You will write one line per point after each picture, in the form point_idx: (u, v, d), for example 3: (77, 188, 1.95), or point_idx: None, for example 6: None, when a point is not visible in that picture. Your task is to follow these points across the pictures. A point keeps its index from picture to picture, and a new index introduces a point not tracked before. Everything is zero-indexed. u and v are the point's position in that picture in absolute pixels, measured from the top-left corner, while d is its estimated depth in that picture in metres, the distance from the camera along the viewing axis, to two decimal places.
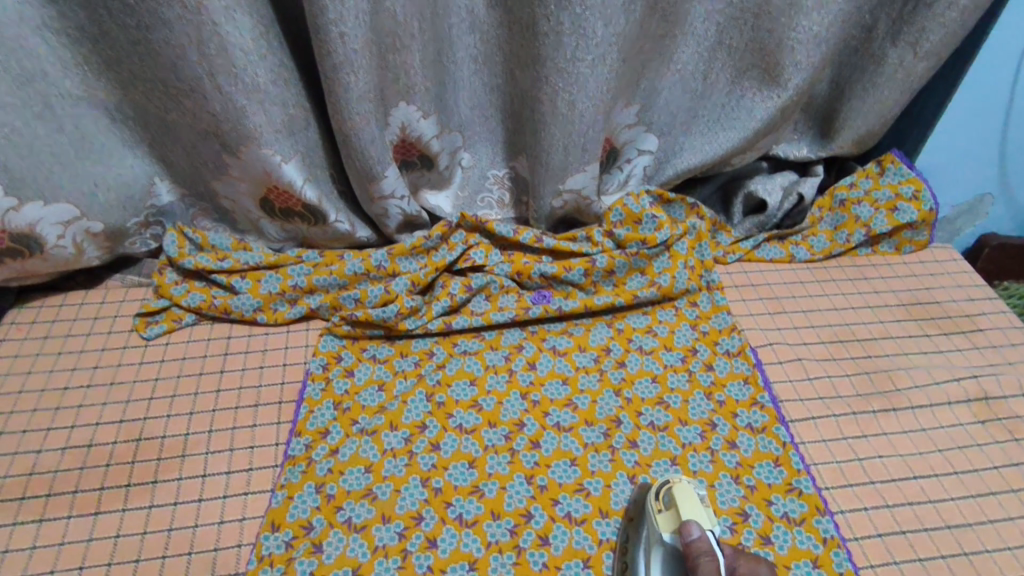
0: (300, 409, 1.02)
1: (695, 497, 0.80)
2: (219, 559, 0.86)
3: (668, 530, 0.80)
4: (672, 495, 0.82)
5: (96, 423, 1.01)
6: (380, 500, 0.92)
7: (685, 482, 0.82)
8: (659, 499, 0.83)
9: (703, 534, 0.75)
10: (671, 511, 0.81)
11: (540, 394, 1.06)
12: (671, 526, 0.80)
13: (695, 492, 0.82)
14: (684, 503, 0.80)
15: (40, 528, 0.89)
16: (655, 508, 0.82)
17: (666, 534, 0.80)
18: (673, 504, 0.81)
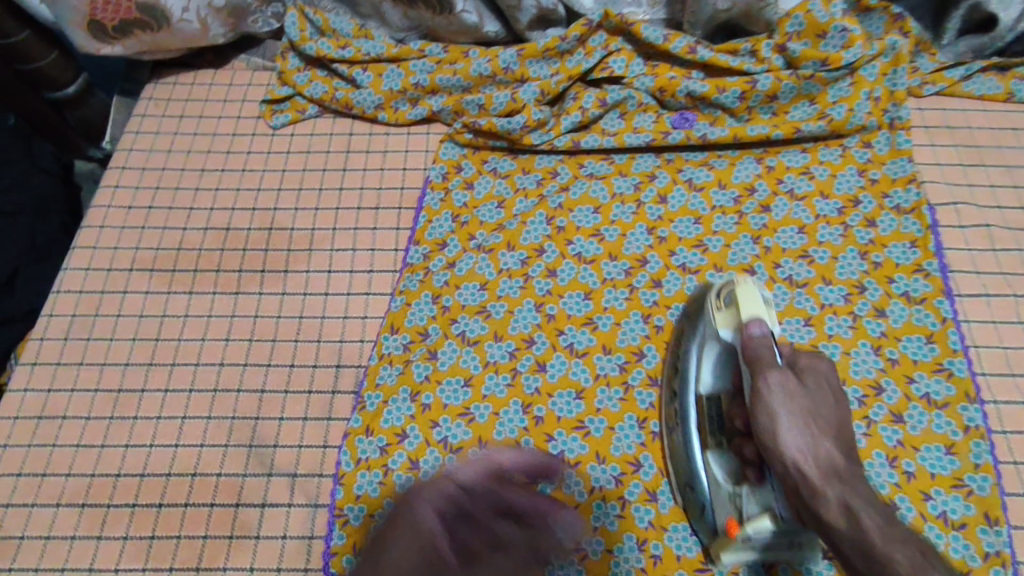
0: (419, 217, 1.00)
1: (757, 297, 0.77)
2: (345, 350, 0.92)
3: (726, 327, 0.79)
4: (731, 293, 0.79)
5: (232, 207, 1.05)
6: (494, 319, 0.92)
7: (747, 281, 0.79)
8: (718, 297, 0.81)
9: (765, 332, 0.74)
10: (730, 308, 0.79)
11: (669, 231, 0.98)
12: (730, 324, 0.79)
13: (756, 290, 0.78)
14: (745, 301, 0.77)
15: (191, 300, 0.97)
16: (713, 306, 0.81)
17: (724, 330, 0.79)
18: (733, 303, 0.79)
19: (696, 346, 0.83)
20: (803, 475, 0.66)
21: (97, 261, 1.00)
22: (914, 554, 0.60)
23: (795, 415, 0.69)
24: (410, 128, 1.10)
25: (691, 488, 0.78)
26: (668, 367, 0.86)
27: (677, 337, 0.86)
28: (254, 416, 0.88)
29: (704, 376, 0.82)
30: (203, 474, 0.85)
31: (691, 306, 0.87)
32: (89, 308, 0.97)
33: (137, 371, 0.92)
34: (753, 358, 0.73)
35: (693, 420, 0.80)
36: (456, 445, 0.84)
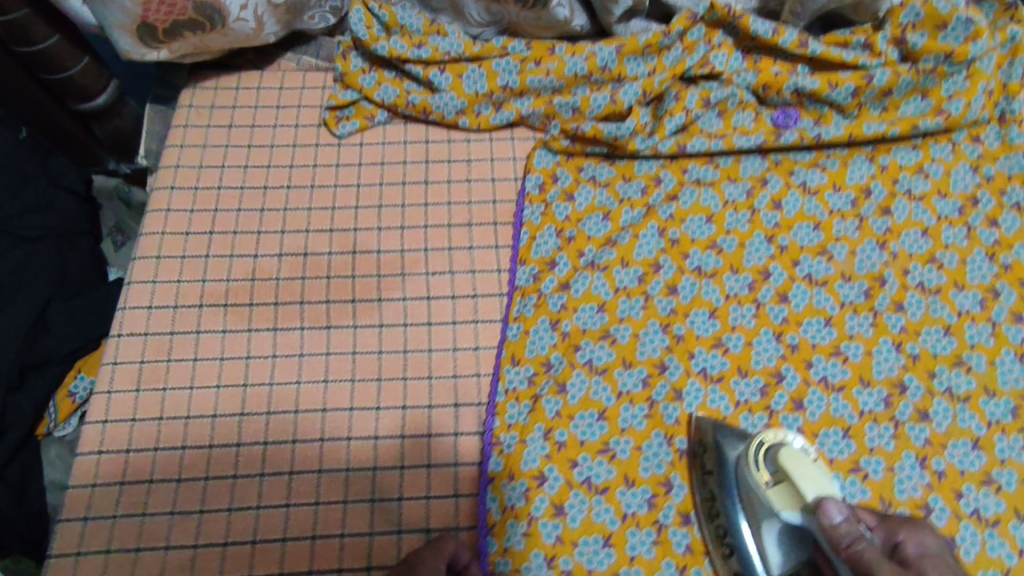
0: (520, 235, 0.93)
1: (807, 466, 0.71)
2: (460, 386, 0.84)
3: (790, 508, 0.71)
4: (779, 463, 0.72)
5: (306, 229, 0.95)
6: (620, 343, 0.86)
7: (792, 448, 0.73)
8: (761, 463, 0.75)
9: (844, 514, 0.65)
10: (786, 484, 0.72)
11: (789, 239, 0.92)
12: (794, 505, 0.71)
13: (806, 458, 0.72)
14: (802, 480, 0.70)
15: (276, 337, 0.87)
16: (764, 484, 0.73)
17: (790, 513, 0.71)
18: (785, 479, 0.72)
19: (741, 512, 0.75)
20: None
21: (160, 297, 0.89)
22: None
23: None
24: (492, 133, 1.01)
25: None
26: (708, 528, 0.76)
27: (708, 477, 0.78)
28: (371, 467, 0.80)
29: (768, 553, 0.73)
30: (324, 535, 0.77)
31: (714, 456, 0.78)
32: (160, 354, 0.85)
33: (228, 423, 0.82)
34: (853, 553, 0.62)
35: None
36: (601, 486, 0.78)
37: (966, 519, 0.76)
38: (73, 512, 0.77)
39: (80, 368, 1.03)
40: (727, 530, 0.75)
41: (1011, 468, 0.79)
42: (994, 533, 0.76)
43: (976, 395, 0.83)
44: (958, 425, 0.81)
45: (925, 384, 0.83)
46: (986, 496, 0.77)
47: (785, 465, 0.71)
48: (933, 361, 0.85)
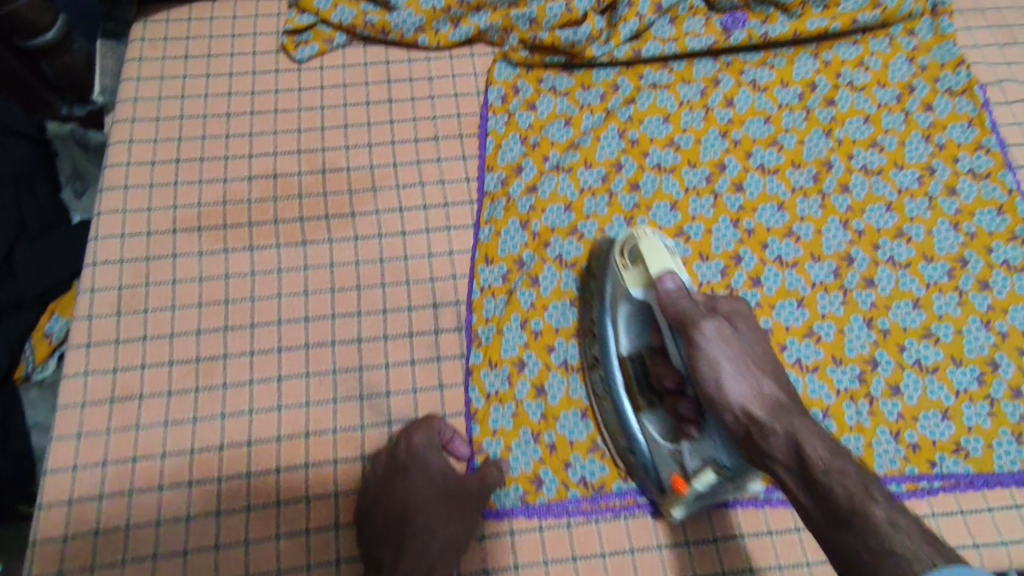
0: (486, 144, 0.96)
1: (660, 249, 0.74)
2: (438, 289, 0.87)
3: (638, 287, 0.76)
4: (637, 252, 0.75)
5: (273, 153, 0.95)
6: (588, 239, 0.90)
7: (651, 234, 0.76)
8: (625, 251, 0.78)
9: (677, 286, 0.71)
10: (639, 267, 0.76)
11: (742, 133, 0.97)
12: (641, 281, 0.76)
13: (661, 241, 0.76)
14: (650, 259, 0.74)
15: (253, 255, 0.88)
16: (622, 266, 0.77)
17: (637, 289, 0.76)
18: (640, 260, 0.76)
19: (605, 301, 0.80)
20: (750, 416, 0.63)
21: (132, 225, 0.89)
22: (856, 485, 0.55)
23: (726, 355, 0.66)
24: (451, 50, 1.03)
25: (624, 442, 0.76)
26: (585, 321, 0.83)
27: (591, 279, 0.84)
28: (357, 367, 0.83)
29: (620, 334, 0.79)
30: (317, 433, 0.80)
31: (597, 261, 0.84)
32: (137, 278, 0.86)
33: (213, 338, 0.83)
34: (677, 312, 0.69)
35: (620, 381, 0.77)
36: (577, 366, 0.83)
37: (909, 368, 0.84)
38: (65, 431, 0.78)
39: (54, 310, 1.03)
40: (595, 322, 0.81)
41: (948, 322, 0.86)
42: (934, 378, 0.83)
43: (916, 261, 0.90)
44: (901, 289, 0.88)
45: (870, 256, 0.90)
46: (926, 348, 0.85)
47: (641, 249, 0.74)
48: (877, 234, 0.92)
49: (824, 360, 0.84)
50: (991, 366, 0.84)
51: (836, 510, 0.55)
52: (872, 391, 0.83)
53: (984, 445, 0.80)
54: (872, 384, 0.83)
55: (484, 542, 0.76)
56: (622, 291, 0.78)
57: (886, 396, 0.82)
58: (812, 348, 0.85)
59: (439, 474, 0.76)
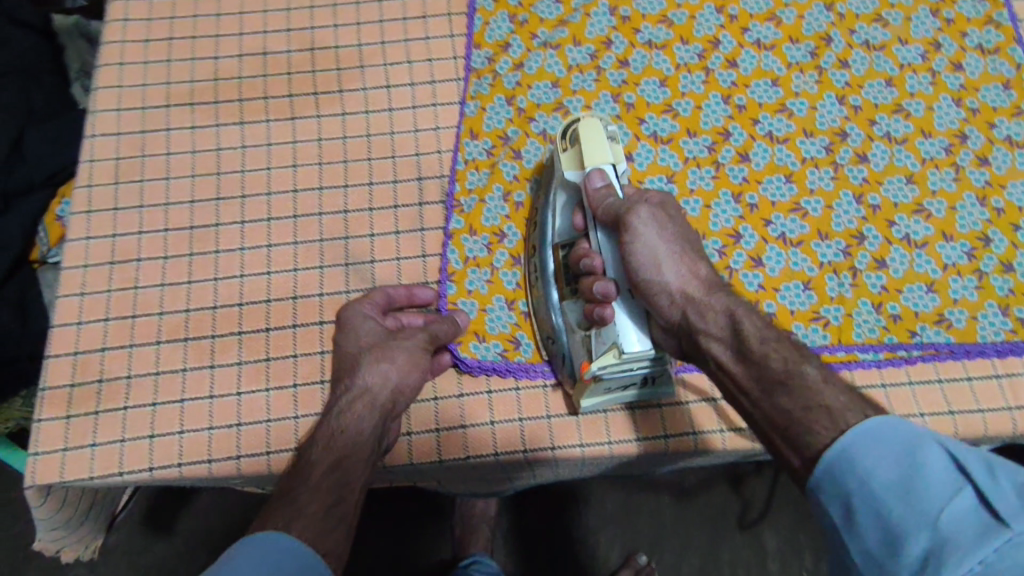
0: (474, 19, 0.94)
1: (598, 132, 0.76)
2: (423, 163, 0.88)
3: (573, 169, 0.78)
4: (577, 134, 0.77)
5: (263, 31, 0.94)
6: (572, 115, 0.90)
7: (591, 117, 0.77)
8: (566, 139, 0.79)
9: (605, 184, 0.74)
10: (578, 150, 0.77)
11: (738, 8, 0.94)
12: (575, 164, 0.78)
13: (602, 129, 0.77)
14: (587, 142, 0.76)
15: (243, 130, 0.89)
16: (561, 150, 0.79)
17: (569, 171, 0.78)
18: (578, 143, 0.77)
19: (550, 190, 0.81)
20: (688, 298, 0.67)
21: (127, 100, 0.91)
22: (787, 350, 0.61)
23: (662, 245, 0.70)
24: None
25: (546, 332, 0.78)
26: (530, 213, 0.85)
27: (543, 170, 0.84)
28: (343, 236, 0.85)
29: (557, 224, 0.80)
30: (304, 296, 0.82)
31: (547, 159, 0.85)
32: (134, 150, 0.88)
33: (206, 207, 0.86)
34: (608, 205, 0.72)
35: (551, 269, 0.78)
36: None
37: (897, 242, 0.82)
38: (69, 289, 0.82)
39: (64, 195, 1.07)
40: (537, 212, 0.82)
41: (942, 197, 0.84)
42: (921, 252, 0.82)
43: (914, 137, 0.87)
44: (895, 165, 0.86)
45: (865, 131, 0.88)
46: (916, 223, 0.83)
47: (579, 132, 0.76)
48: (874, 110, 0.89)
49: (809, 234, 0.83)
50: (983, 242, 0.82)
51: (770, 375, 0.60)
52: (857, 264, 0.81)
53: (968, 317, 0.79)
54: (858, 257, 0.82)
55: (463, 399, 0.78)
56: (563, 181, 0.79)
57: (871, 269, 0.81)
58: (797, 223, 0.84)
59: (374, 321, 0.76)
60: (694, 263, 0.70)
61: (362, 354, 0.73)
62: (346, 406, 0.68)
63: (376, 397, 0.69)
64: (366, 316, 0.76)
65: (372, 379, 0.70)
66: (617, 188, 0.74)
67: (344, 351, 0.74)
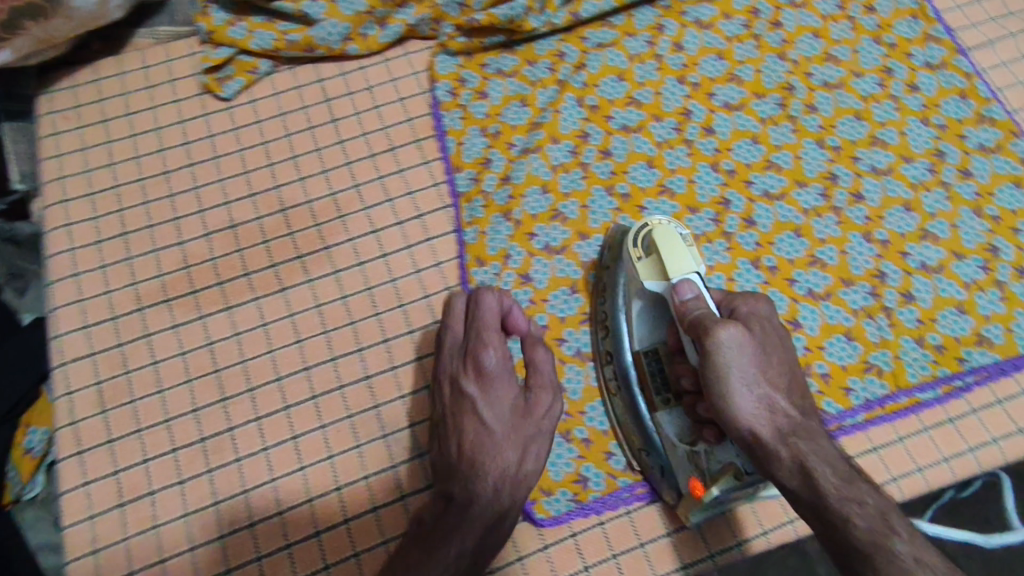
0: (446, 143, 0.92)
1: (677, 243, 0.72)
2: (435, 304, 0.84)
3: (652, 279, 0.73)
4: (651, 241, 0.74)
5: (225, 201, 0.90)
6: (572, 219, 0.87)
7: (668, 227, 0.74)
8: (639, 242, 0.76)
9: (697, 294, 0.69)
10: (654, 259, 0.73)
11: (698, 75, 0.95)
12: (653, 273, 0.73)
13: (680, 237, 0.73)
14: (667, 253, 0.71)
15: (232, 315, 0.84)
16: (636, 259, 0.75)
17: (647, 281, 0.74)
18: (655, 252, 0.73)
19: (624, 294, 0.79)
20: (757, 437, 0.64)
21: (95, 314, 0.84)
22: (874, 517, 0.58)
23: (748, 373, 0.66)
24: (384, 53, 0.97)
25: (640, 448, 0.77)
26: (596, 316, 0.82)
27: (603, 270, 0.82)
28: (373, 405, 0.80)
29: (633, 329, 0.78)
30: (405, 461, 0.78)
31: (612, 249, 0.82)
32: (117, 368, 0.81)
33: (213, 411, 0.80)
34: (692, 321, 0.68)
35: (633, 376, 0.77)
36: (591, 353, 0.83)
37: (916, 272, 0.84)
38: (77, 551, 0.74)
39: (29, 422, 0.80)
40: (607, 314, 0.80)
41: (941, 219, 0.86)
42: (941, 277, 0.84)
43: (897, 165, 0.90)
44: (889, 196, 0.88)
45: (852, 170, 0.90)
46: (927, 249, 0.85)
47: (655, 240, 0.73)
48: (853, 146, 0.91)
49: (834, 284, 0.84)
50: (991, 252, 0.85)
51: (846, 538, 0.58)
52: (887, 303, 0.83)
53: (1004, 330, 0.81)
54: (886, 296, 0.83)
55: (548, 550, 0.76)
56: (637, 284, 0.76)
57: (901, 305, 0.82)
58: (820, 276, 0.84)
59: (517, 396, 0.71)
60: (770, 398, 0.66)
61: (491, 415, 0.70)
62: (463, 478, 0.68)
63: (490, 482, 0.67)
64: (503, 360, 0.71)
65: (492, 461, 0.67)
66: (707, 297, 0.70)
67: (483, 428, 0.69)
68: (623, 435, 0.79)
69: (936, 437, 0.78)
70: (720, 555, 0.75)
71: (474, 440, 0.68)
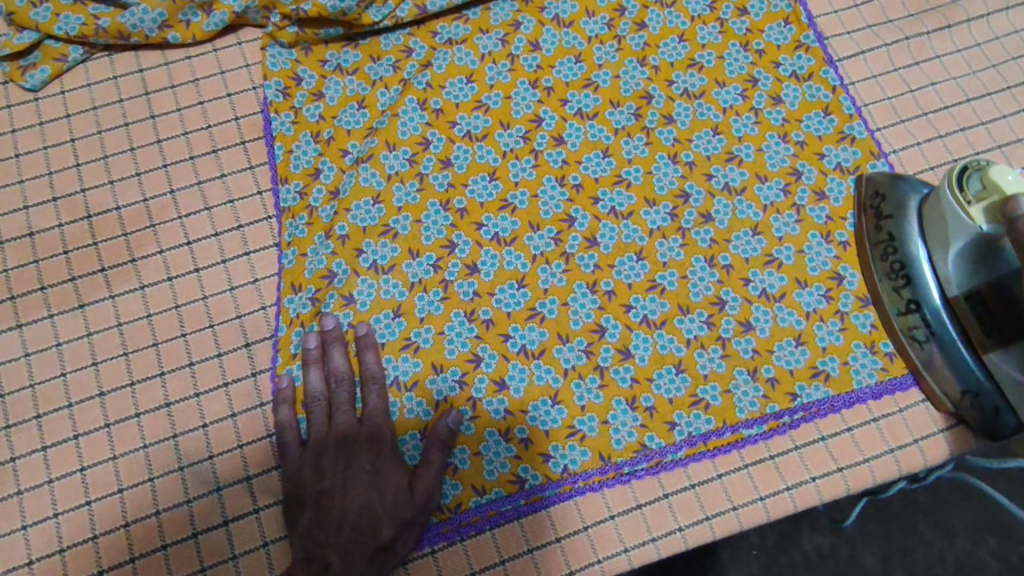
0: (274, 150, 0.85)
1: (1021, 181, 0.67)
2: (248, 325, 0.79)
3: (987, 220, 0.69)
4: (988, 180, 0.69)
5: (25, 206, 0.82)
6: (402, 235, 0.82)
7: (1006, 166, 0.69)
8: (964, 179, 0.72)
9: None
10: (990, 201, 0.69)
11: (552, 78, 0.90)
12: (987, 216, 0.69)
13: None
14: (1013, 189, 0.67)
15: (23, 334, 0.78)
16: (964, 202, 0.71)
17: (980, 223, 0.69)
18: (992, 190, 0.69)
19: (922, 242, 0.77)
20: None
21: None
22: None
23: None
24: (213, 42, 0.89)
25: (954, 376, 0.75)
26: (882, 266, 0.79)
27: (885, 221, 0.80)
28: (171, 435, 0.75)
29: (946, 271, 0.74)
30: (198, 496, 0.73)
31: (888, 202, 0.80)
32: None
33: None
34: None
35: (948, 320, 0.75)
36: (410, 382, 0.76)
37: (757, 301, 0.80)
38: None
39: None
40: (904, 262, 0.77)
41: (789, 244, 0.83)
42: (782, 306, 0.80)
43: (751, 184, 0.85)
44: (738, 218, 0.84)
45: (704, 188, 0.85)
46: (770, 276, 0.81)
47: (996, 182, 0.68)
48: (708, 163, 0.86)
49: (670, 312, 0.80)
50: (835, 280, 0.81)
51: None
52: (723, 333, 0.79)
53: (840, 364, 0.78)
54: (722, 326, 0.79)
55: (522, 520, 0.73)
56: (955, 228, 0.72)
57: (738, 335, 0.79)
58: (657, 302, 0.80)
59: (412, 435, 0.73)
60: None
61: (355, 477, 0.70)
62: (306, 546, 0.68)
63: (338, 560, 0.67)
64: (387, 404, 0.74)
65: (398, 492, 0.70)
66: None
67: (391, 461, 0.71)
68: (935, 381, 0.77)
69: (757, 475, 0.75)
70: (798, 489, 0.74)
71: (323, 509, 0.69)
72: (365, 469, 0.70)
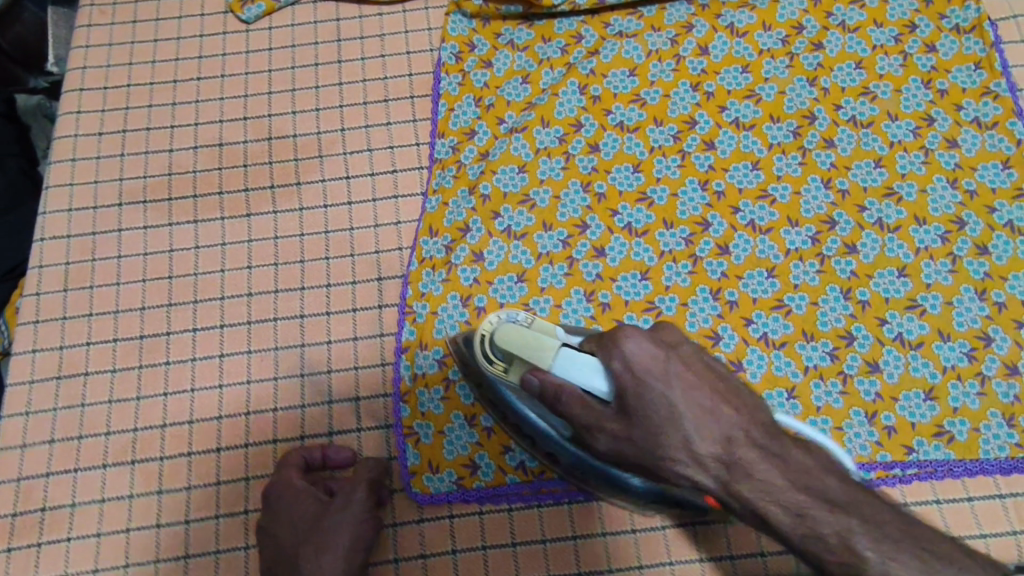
0: (438, 106, 0.90)
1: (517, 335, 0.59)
2: (383, 261, 0.84)
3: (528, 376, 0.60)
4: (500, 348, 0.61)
5: (220, 119, 0.92)
6: (540, 207, 0.85)
7: (505, 326, 0.61)
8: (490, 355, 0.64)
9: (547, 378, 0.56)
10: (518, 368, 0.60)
11: (715, 84, 0.89)
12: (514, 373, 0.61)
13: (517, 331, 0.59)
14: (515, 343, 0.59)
15: (197, 229, 0.87)
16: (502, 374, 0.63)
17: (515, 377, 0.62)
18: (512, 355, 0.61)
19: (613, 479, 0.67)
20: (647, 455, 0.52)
21: (79, 199, 0.89)
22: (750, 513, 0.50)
23: (672, 394, 0.51)
24: (404, 4, 0.97)
25: (655, 510, 0.70)
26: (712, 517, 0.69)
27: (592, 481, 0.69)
28: (299, 344, 0.81)
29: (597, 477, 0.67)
30: (312, 405, 0.79)
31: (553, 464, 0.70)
32: (84, 253, 0.86)
33: (157, 313, 0.83)
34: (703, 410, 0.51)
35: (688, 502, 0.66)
36: None
37: (890, 344, 0.76)
38: (13, 409, 0.80)
39: None
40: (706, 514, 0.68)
41: (937, 292, 0.78)
42: (917, 354, 0.75)
43: (907, 224, 0.81)
44: (886, 255, 0.80)
45: (855, 219, 0.82)
46: (910, 321, 0.77)
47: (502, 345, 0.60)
48: (863, 194, 0.83)
49: (793, 335, 0.77)
50: (984, 340, 0.75)
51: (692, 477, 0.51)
52: (846, 368, 0.76)
53: (970, 429, 0.72)
54: (847, 361, 0.76)
55: (601, 502, 0.73)
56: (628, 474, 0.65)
57: (862, 374, 0.75)
58: (780, 322, 0.78)
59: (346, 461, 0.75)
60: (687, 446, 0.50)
61: (293, 504, 0.71)
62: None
63: None
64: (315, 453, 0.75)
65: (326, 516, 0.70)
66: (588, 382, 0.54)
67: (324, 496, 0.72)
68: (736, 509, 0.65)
69: None
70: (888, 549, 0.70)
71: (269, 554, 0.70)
72: (297, 495, 0.71)
